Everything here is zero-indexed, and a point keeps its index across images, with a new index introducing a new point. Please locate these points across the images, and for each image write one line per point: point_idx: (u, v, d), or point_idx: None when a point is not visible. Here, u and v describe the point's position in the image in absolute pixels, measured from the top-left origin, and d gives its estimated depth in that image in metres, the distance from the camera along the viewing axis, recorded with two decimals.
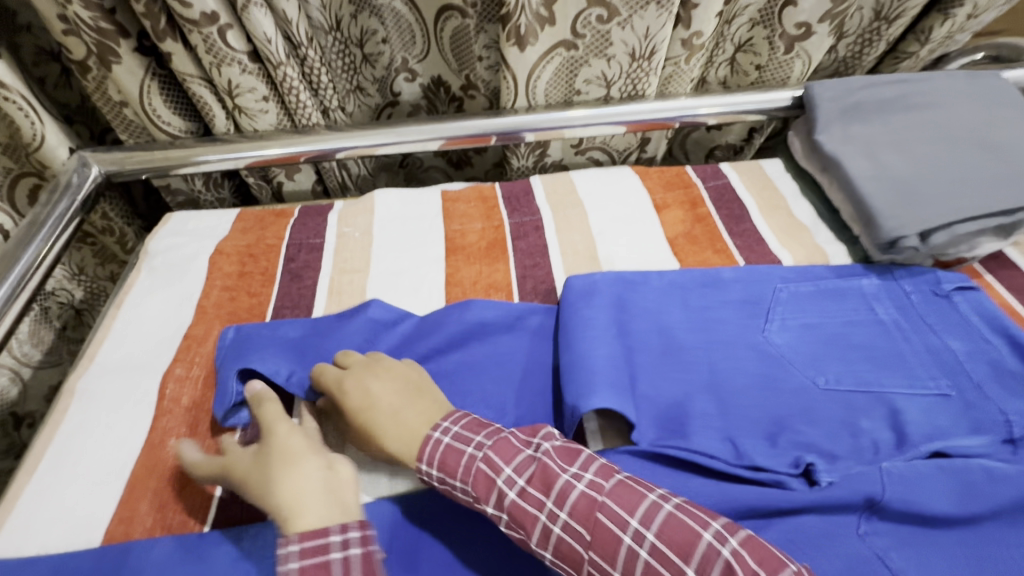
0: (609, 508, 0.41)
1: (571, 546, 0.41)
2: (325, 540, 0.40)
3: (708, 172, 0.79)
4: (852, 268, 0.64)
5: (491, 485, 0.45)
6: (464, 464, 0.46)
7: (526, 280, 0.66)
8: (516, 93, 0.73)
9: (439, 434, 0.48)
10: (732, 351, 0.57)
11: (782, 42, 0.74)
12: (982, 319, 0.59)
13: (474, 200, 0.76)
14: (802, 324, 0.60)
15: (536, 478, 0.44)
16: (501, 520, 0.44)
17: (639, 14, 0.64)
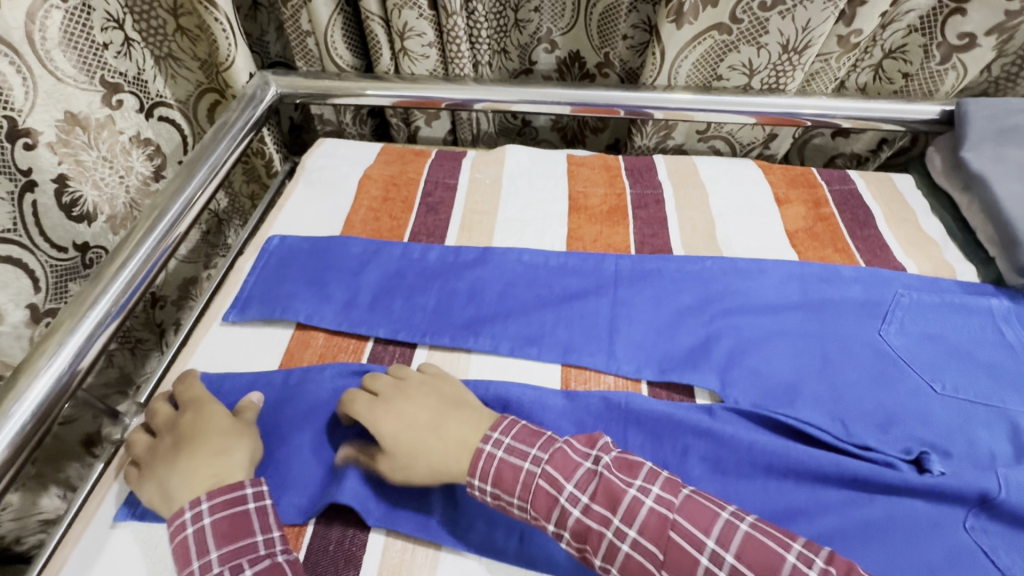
0: (683, 527, 0.41)
1: (641, 563, 0.41)
2: (240, 492, 0.45)
3: (835, 177, 0.79)
4: (981, 286, 0.63)
5: (553, 503, 0.44)
6: (521, 481, 0.45)
7: (644, 245, 0.69)
8: (659, 71, 0.76)
9: (491, 447, 0.47)
10: (846, 344, 0.58)
11: (940, 51, 0.73)
12: None
13: (598, 167, 0.80)
14: (922, 332, 0.59)
15: (600, 494, 0.43)
16: (563, 537, 0.43)
17: (804, 4, 0.65)
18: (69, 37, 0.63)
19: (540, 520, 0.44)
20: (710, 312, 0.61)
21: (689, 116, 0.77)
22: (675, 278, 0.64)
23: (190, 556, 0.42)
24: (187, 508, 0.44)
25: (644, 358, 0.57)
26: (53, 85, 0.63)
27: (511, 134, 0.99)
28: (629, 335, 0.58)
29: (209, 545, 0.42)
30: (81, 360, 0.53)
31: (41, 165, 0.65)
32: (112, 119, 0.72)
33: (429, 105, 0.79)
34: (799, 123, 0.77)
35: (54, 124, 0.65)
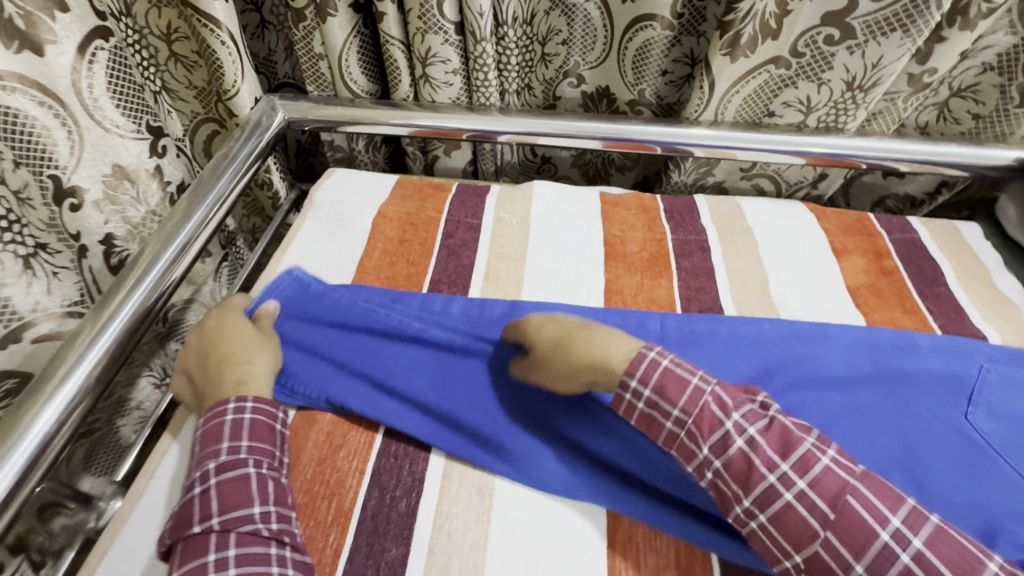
0: (773, 461, 0.39)
1: (748, 465, 0.40)
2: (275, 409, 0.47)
3: (894, 224, 0.72)
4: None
5: (685, 387, 0.43)
6: (663, 372, 0.44)
7: (690, 302, 0.62)
8: (705, 107, 0.69)
9: (656, 355, 0.45)
10: (931, 427, 0.51)
11: (1018, 91, 0.66)
12: None
13: (635, 207, 0.73)
14: (1014, 412, 0.52)
15: (736, 398, 0.42)
16: (680, 420, 0.43)
17: (877, 40, 0.58)
18: (115, 81, 0.57)
19: (662, 403, 0.44)
20: (774, 385, 0.53)
21: (728, 154, 0.70)
22: (731, 342, 0.57)
23: (222, 437, 0.44)
24: (233, 399, 0.46)
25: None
26: (99, 137, 0.57)
27: (530, 171, 0.93)
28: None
29: (243, 434, 0.45)
30: (54, 440, 0.45)
31: (86, 226, 0.59)
32: (158, 169, 0.65)
33: (450, 136, 0.72)
34: (853, 165, 0.70)
35: (101, 179, 0.59)
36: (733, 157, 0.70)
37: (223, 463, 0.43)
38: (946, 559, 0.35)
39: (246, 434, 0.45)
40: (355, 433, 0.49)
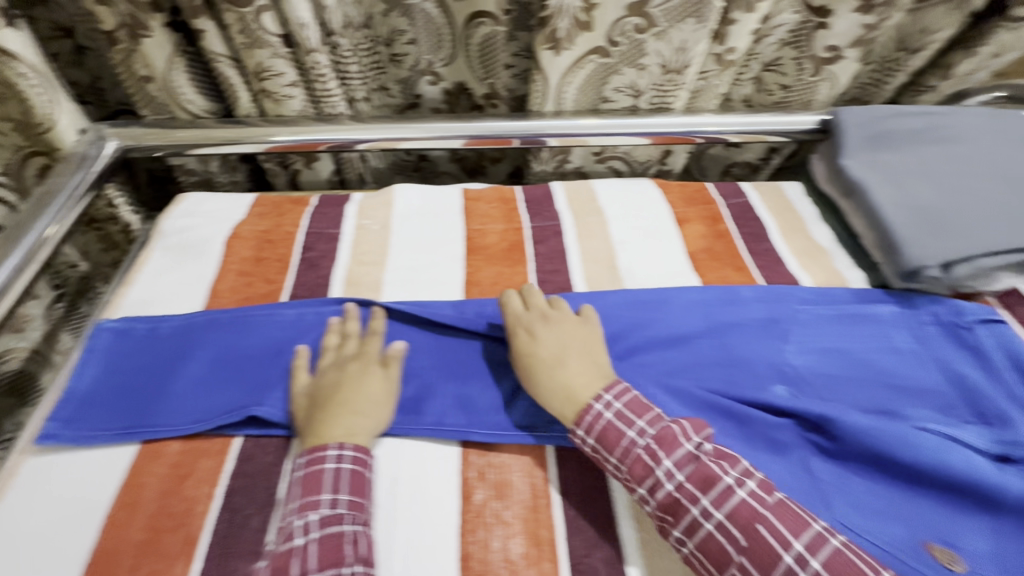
0: (770, 523, 0.40)
1: (722, 546, 0.41)
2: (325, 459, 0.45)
3: (729, 190, 0.80)
4: (875, 292, 0.64)
5: (649, 472, 0.44)
6: (623, 445, 0.46)
7: (544, 284, 0.66)
8: (545, 96, 0.73)
9: (601, 407, 0.48)
10: (753, 366, 0.57)
11: (811, 63, 0.75)
12: (1005, 356, 0.57)
13: (495, 200, 0.76)
14: (821, 343, 0.59)
15: (697, 475, 0.43)
16: (648, 506, 0.44)
17: (676, 27, 0.64)
18: None
19: (631, 483, 0.45)
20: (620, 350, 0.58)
21: (583, 140, 0.74)
22: (582, 314, 0.60)
23: (322, 486, 0.44)
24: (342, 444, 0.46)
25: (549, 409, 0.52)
26: None
27: (408, 171, 0.93)
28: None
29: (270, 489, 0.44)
30: None
31: None
32: None
33: (307, 149, 0.71)
34: (690, 140, 0.76)
35: None
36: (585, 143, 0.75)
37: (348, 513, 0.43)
38: (834, 568, 0.38)
39: (348, 487, 0.44)
40: (205, 462, 0.48)
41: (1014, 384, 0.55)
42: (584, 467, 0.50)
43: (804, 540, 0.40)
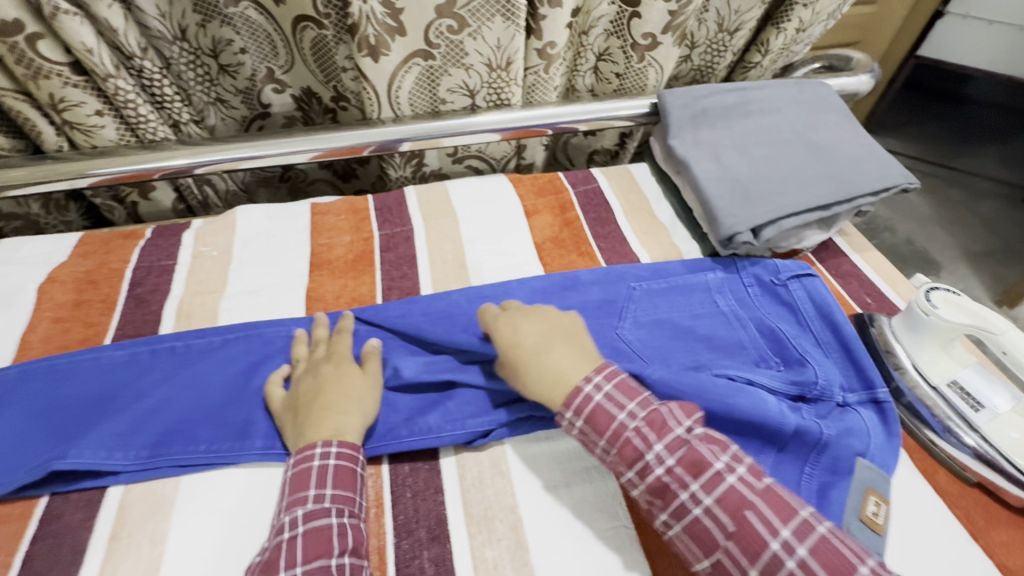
0: (760, 509, 0.41)
1: (707, 530, 0.41)
2: (311, 455, 0.46)
3: (579, 178, 0.83)
4: (705, 262, 0.68)
5: (637, 457, 0.44)
6: (613, 428, 0.46)
7: (391, 291, 0.66)
8: (378, 104, 0.73)
9: (590, 389, 0.47)
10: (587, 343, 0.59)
11: (635, 51, 0.79)
12: (813, 306, 0.62)
13: (344, 212, 0.75)
14: (653, 312, 0.63)
15: (684, 460, 0.43)
16: (636, 488, 0.44)
17: (487, 25, 0.66)
18: None
19: (620, 465, 0.45)
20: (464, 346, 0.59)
21: (439, 140, 0.75)
22: (430, 311, 0.61)
23: (308, 484, 0.45)
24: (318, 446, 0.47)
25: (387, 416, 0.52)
26: None
27: (273, 182, 0.91)
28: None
29: (285, 495, 0.45)
30: None
31: None
32: None
33: (142, 178, 0.68)
34: (541, 133, 0.79)
35: None
36: (440, 143, 0.75)
37: (315, 509, 0.43)
38: (727, 507, 0.41)
39: (332, 482, 0.45)
40: (6, 527, 0.46)
41: (818, 329, 0.60)
42: (419, 469, 0.50)
43: (704, 485, 0.42)
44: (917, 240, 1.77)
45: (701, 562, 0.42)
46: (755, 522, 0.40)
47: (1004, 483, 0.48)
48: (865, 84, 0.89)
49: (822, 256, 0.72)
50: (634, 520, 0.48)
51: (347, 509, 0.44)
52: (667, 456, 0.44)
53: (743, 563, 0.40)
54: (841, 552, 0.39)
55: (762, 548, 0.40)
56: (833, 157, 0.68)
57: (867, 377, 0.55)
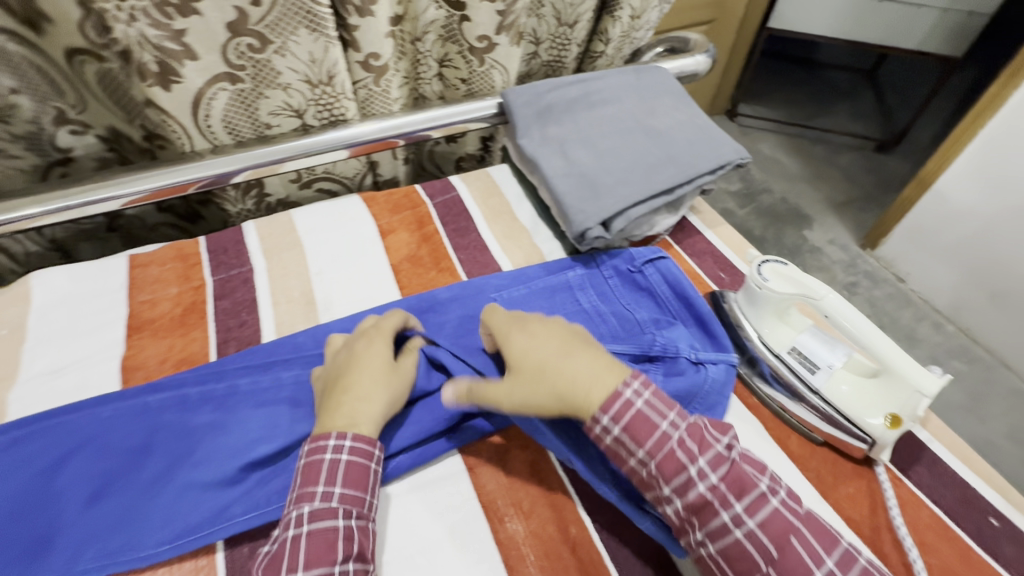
0: (804, 537, 0.39)
1: (749, 555, 0.39)
2: (324, 450, 0.44)
3: (437, 188, 0.79)
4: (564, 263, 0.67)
5: (681, 471, 0.42)
6: (655, 436, 0.44)
7: (227, 344, 0.59)
8: (189, 138, 0.65)
9: (602, 425, 0.44)
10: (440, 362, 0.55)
11: (473, 55, 0.74)
12: (669, 289, 0.63)
13: (170, 260, 0.66)
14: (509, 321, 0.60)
15: (730, 478, 0.42)
16: (677, 506, 0.42)
17: (293, 39, 0.60)
18: None
19: (659, 481, 0.43)
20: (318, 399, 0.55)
21: (278, 166, 0.69)
22: (275, 366, 0.56)
23: (317, 480, 0.43)
24: (336, 437, 0.44)
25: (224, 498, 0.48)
26: None
27: (98, 234, 0.78)
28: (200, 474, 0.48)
29: (296, 485, 0.43)
30: None
31: None
32: None
33: None
34: (393, 143, 0.75)
35: None
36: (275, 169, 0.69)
37: (322, 508, 0.42)
38: (771, 534, 0.40)
39: (342, 480, 0.43)
40: None
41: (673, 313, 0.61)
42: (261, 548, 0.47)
43: (746, 505, 0.41)
44: (791, 197, 1.91)
45: (708, 543, 0.41)
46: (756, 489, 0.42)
47: (845, 436, 0.51)
48: (702, 64, 0.93)
49: (678, 237, 0.74)
50: (501, 554, 0.45)
51: (355, 510, 0.43)
52: (681, 427, 0.44)
53: (762, 547, 0.39)
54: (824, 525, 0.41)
55: (764, 510, 0.41)
56: (671, 141, 0.70)
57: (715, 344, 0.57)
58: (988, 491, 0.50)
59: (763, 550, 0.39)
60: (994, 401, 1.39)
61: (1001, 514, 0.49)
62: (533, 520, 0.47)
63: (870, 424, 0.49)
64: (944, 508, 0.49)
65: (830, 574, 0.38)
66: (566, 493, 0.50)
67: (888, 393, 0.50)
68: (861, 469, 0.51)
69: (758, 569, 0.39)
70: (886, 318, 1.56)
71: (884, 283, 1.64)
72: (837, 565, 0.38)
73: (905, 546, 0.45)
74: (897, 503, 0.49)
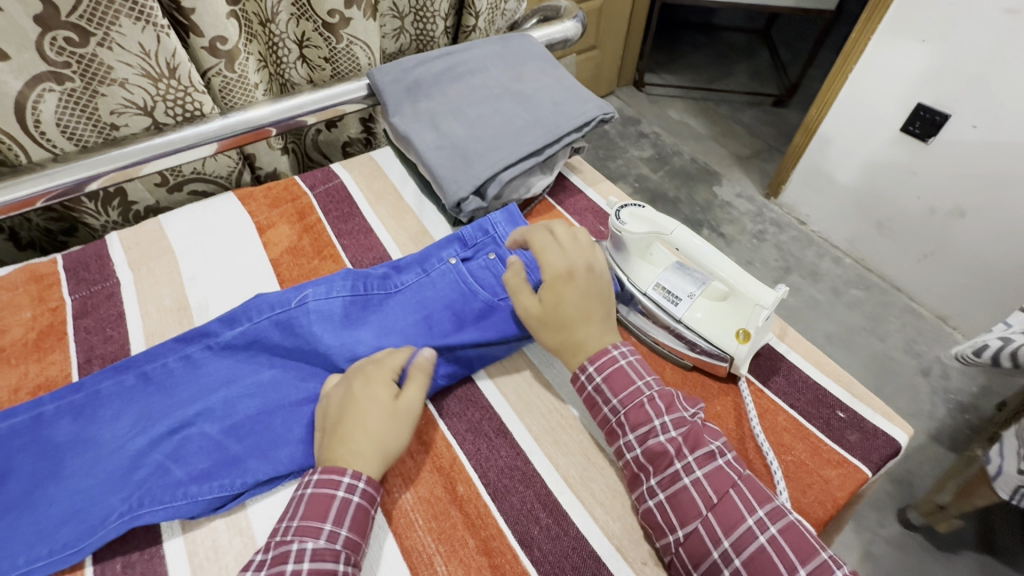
0: (798, 544, 0.41)
1: (761, 555, 0.41)
2: (338, 480, 0.44)
3: (318, 177, 0.77)
4: (441, 241, 0.63)
5: (713, 476, 0.45)
6: (708, 456, 0.46)
7: (91, 362, 0.56)
8: (21, 149, 0.60)
9: (591, 373, 0.50)
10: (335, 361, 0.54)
11: (328, 31, 0.73)
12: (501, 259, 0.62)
13: (21, 283, 0.61)
14: (404, 318, 0.57)
15: (754, 495, 0.44)
16: (677, 474, 0.45)
17: (116, 30, 0.56)
18: None
19: (680, 460, 0.46)
20: (188, 382, 0.52)
21: (136, 170, 0.65)
22: (137, 361, 0.52)
23: (324, 517, 0.42)
24: (347, 476, 0.44)
25: (99, 510, 0.44)
26: None
27: None
28: (68, 491, 0.45)
29: (298, 511, 0.42)
30: None
31: None
32: None
33: None
34: (265, 133, 0.72)
35: None
36: (132, 174, 0.64)
37: (325, 548, 0.41)
38: (793, 545, 0.41)
39: (349, 522, 0.43)
40: None
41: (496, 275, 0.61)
42: (133, 563, 0.45)
43: (772, 519, 0.42)
44: (700, 157, 2.00)
45: (677, 531, 0.44)
46: (738, 501, 0.43)
47: (709, 358, 0.55)
48: (574, 30, 0.95)
49: (560, 198, 0.76)
50: (391, 524, 0.47)
51: (352, 557, 0.42)
52: (672, 427, 0.47)
53: (718, 534, 0.42)
54: (806, 538, 0.42)
55: (739, 522, 0.42)
56: (538, 104, 0.72)
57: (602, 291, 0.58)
58: (836, 389, 0.56)
59: (783, 559, 0.40)
60: (890, 320, 1.52)
61: (847, 406, 0.55)
62: (422, 486, 0.49)
63: (725, 341, 0.53)
64: (798, 409, 0.54)
65: None
66: (452, 452, 0.51)
67: (736, 313, 0.54)
68: (727, 386, 0.56)
69: (713, 555, 0.42)
70: (792, 258, 1.68)
71: (788, 227, 1.76)
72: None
73: (760, 446, 0.51)
74: (756, 412, 0.53)
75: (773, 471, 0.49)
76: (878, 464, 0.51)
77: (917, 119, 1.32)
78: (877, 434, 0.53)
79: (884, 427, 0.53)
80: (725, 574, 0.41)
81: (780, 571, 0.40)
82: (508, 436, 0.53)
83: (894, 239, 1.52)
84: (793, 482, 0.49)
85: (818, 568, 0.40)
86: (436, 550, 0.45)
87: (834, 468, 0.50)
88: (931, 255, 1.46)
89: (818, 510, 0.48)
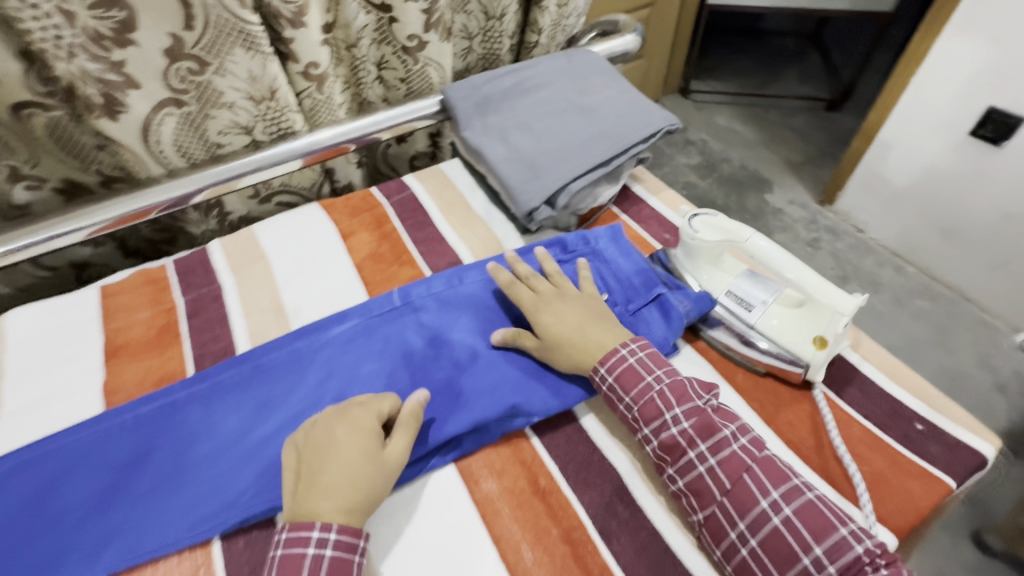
0: (806, 530, 0.44)
1: (779, 535, 0.45)
2: (306, 534, 0.43)
3: (393, 188, 0.82)
4: (544, 241, 0.67)
5: (725, 462, 0.48)
6: (722, 447, 0.48)
7: (204, 358, 0.62)
8: (142, 164, 0.67)
9: (604, 375, 0.53)
10: (431, 339, 0.59)
11: (406, 54, 0.78)
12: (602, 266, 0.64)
13: (140, 286, 0.69)
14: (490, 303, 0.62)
15: (771, 478, 0.47)
16: (689, 460, 0.49)
17: (229, 59, 0.63)
18: None
19: (692, 447, 0.49)
20: (296, 375, 0.57)
21: (236, 183, 0.71)
22: (253, 355, 0.59)
23: (298, 574, 0.42)
24: (317, 528, 0.43)
25: (235, 488, 0.50)
26: None
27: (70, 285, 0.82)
28: (206, 471, 0.51)
29: (273, 571, 0.42)
30: None
31: None
32: None
33: None
34: (345, 149, 0.77)
35: None
36: (235, 187, 0.71)
37: None
38: (808, 522, 0.45)
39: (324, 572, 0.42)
40: None
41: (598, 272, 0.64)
42: (254, 540, 0.49)
43: (785, 498, 0.46)
44: (750, 163, 1.97)
45: (697, 513, 0.48)
46: (752, 484, 0.47)
47: (782, 364, 0.55)
48: (632, 43, 0.97)
49: (624, 206, 0.78)
50: (480, 512, 0.50)
51: None
52: (683, 419, 0.50)
53: (734, 517, 0.46)
54: (826, 517, 0.45)
55: (754, 506, 0.46)
56: (605, 116, 0.74)
57: (649, 287, 0.61)
58: (914, 401, 0.56)
59: (798, 538, 0.44)
60: (958, 332, 1.45)
61: (926, 417, 0.54)
62: (506, 477, 0.52)
63: (801, 348, 0.55)
64: (873, 421, 0.54)
65: (816, 556, 0.43)
66: (534, 448, 0.54)
67: (810, 319, 0.55)
68: (801, 392, 0.56)
69: (731, 535, 0.46)
70: (850, 267, 1.63)
71: (845, 234, 1.71)
72: (826, 553, 0.43)
73: (838, 453, 0.51)
74: (832, 419, 0.54)
75: (854, 482, 0.49)
76: (963, 475, 0.50)
77: (990, 122, 1.27)
78: (960, 446, 0.52)
79: (968, 439, 0.53)
80: (742, 555, 0.45)
81: (793, 547, 0.44)
82: (585, 434, 0.55)
83: (964, 247, 1.46)
84: (871, 491, 0.50)
85: (836, 547, 0.43)
86: (522, 537, 0.48)
87: (917, 478, 0.50)
88: (1005, 264, 1.39)
89: (899, 518, 0.48)
